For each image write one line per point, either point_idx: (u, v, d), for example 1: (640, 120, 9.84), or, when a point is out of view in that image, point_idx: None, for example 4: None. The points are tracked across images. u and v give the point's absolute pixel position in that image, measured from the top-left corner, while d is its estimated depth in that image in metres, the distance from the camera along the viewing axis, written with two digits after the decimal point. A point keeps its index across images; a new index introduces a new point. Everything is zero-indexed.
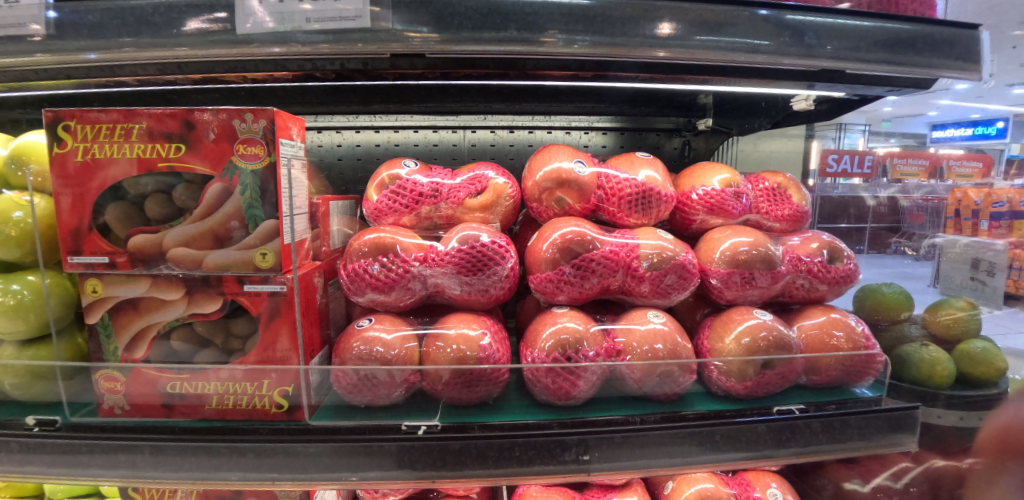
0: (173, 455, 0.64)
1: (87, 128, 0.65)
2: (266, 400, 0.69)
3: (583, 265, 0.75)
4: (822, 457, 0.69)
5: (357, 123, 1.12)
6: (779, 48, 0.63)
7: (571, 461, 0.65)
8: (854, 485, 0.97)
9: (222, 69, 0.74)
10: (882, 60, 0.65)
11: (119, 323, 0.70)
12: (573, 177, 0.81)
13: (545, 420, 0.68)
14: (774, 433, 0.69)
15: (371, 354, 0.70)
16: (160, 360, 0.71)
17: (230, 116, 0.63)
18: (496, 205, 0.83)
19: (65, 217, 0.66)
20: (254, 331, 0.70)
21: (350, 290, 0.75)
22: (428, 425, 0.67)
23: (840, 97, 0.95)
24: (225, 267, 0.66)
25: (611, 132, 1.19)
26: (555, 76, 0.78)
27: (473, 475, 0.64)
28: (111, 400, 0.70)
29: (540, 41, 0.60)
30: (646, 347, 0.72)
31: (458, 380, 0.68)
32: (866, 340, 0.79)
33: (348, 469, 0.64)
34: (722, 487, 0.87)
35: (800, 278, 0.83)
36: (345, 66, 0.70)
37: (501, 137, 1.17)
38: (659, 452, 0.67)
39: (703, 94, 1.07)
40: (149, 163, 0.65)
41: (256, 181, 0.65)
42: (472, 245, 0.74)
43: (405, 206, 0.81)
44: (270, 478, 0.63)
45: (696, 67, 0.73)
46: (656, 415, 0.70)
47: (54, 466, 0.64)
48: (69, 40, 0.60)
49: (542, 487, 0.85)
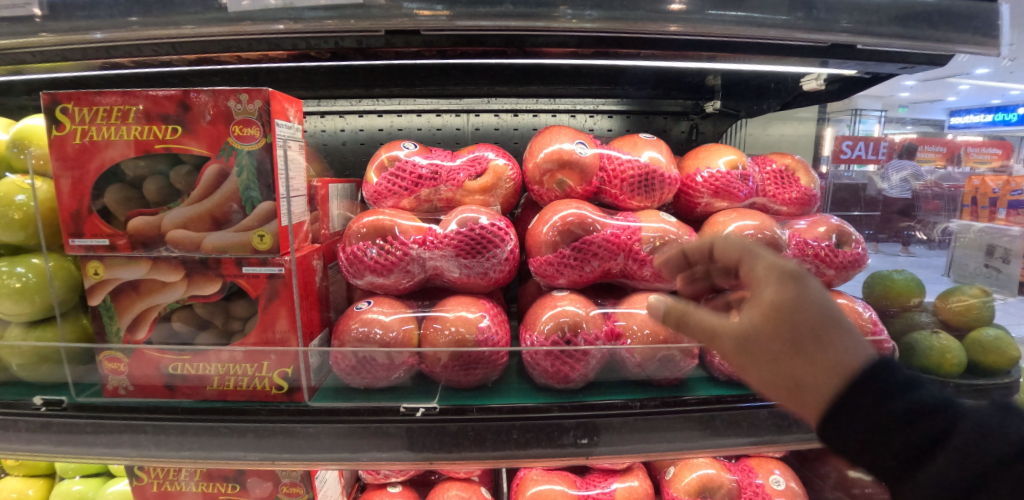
0: (176, 434, 0.65)
1: (85, 110, 0.64)
2: (266, 381, 0.68)
3: (583, 248, 0.74)
4: (826, 444, 0.68)
5: (360, 107, 1.11)
6: (787, 23, 0.62)
7: (569, 444, 0.65)
8: (858, 473, 0.96)
9: (217, 50, 0.73)
10: (897, 35, 0.63)
11: (121, 305, 0.70)
12: (575, 159, 0.80)
13: (545, 403, 0.68)
14: (774, 419, 0.68)
15: (369, 336, 0.70)
16: (162, 341, 0.71)
17: (225, 96, 0.62)
18: (496, 187, 0.82)
19: (66, 200, 0.66)
20: (252, 313, 0.70)
21: (349, 273, 0.75)
22: (427, 407, 0.67)
23: (853, 77, 0.93)
24: (223, 249, 0.66)
25: (618, 115, 1.17)
26: (557, 55, 0.76)
27: (471, 456, 0.64)
28: (114, 380, 0.70)
29: (540, 16, 0.60)
30: (646, 331, 0.71)
31: (457, 362, 0.68)
32: (874, 326, 0.77)
33: (348, 449, 0.64)
34: (724, 472, 0.86)
35: (807, 262, 0.81)
36: (340, 45, 0.70)
37: (504, 120, 1.15)
38: (660, 436, 0.66)
39: (711, 74, 1.04)
40: (145, 145, 0.65)
41: (252, 161, 0.64)
42: (472, 228, 0.73)
43: (404, 189, 0.80)
44: (270, 457, 0.63)
45: (701, 45, 0.72)
46: (656, 400, 0.69)
47: (61, 444, 0.65)
48: (62, 20, 0.59)
49: (543, 470, 0.87)
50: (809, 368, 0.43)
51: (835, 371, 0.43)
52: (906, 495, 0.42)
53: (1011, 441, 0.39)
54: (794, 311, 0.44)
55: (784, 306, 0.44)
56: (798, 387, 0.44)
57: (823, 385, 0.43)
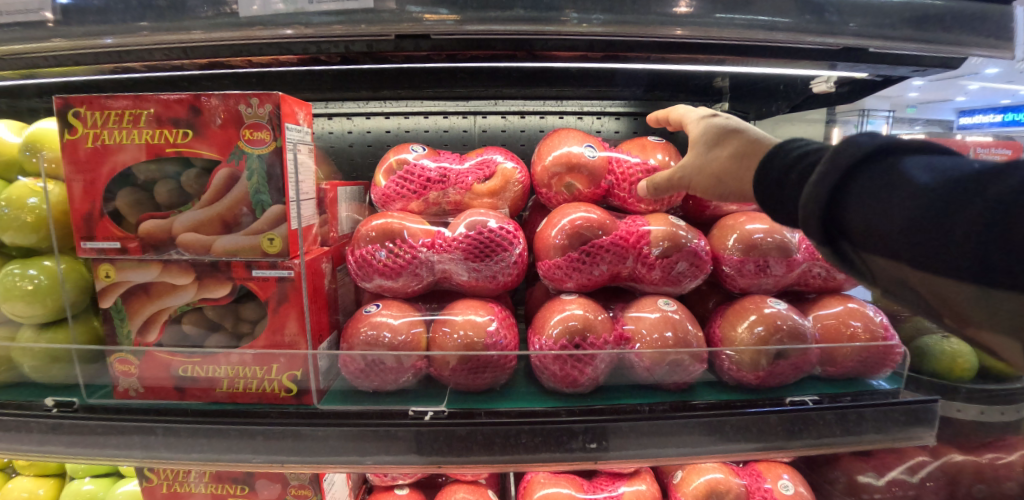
0: (186, 436, 0.65)
1: (97, 114, 0.65)
2: (275, 383, 0.69)
3: (592, 252, 0.74)
4: (835, 449, 0.67)
5: (367, 109, 1.11)
6: (798, 25, 0.61)
7: (578, 448, 0.64)
8: (868, 478, 0.96)
9: (227, 54, 0.73)
10: (909, 38, 0.62)
11: (133, 307, 0.71)
12: (583, 162, 0.80)
13: (553, 408, 0.68)
14: (786, 424, 0.67)
15: (379, 340, 0.70)
16: (172, 344, 0.72)
17: (236, 100, 0.63)
18: (504, 190, 0.82)
19: (78, 203, 0.67)
20: (262, 315, 0.70)
21: (358, 276, 0.75)
22: (435, 411, 0.67)
23: (863, 79, 0.92)
24: (233, 252, 0.66)
25: (625, 117, 1.16)
26: (565, 58, 0.76)
27: (479, 460, 0.64)
28: (125, 382, 0.70)
29: (549, 19, 0.60)
30: (655, 335, 0.71)
31: (465, 366, 0.68)
32: (886, 331, 0.76)
33: (356, 452, 0.64)
34: (732, 477, 0.86)
35: (816, 266, 0.81)
36: (349, 49, 0.71)
37: (511, 122, 1.15)
38: (669, 441, 0.65)
39: (719, 76, 1.03)
40: (156, 149, 0.65)
41: (263, 165, 0.64)
42: (480, 231, 0.73)
43: (413, 192, 0.80)
44: (279, 459, 0.64)
45: (710, 48, 0.72)
46: (665, 404, 0.69)
47: (72, 446, 0.66)
48: (75, 26, 0.59)
49: (550, 473, 0.87)
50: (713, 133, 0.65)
51: (742, 142, 0.62)
52: (883, 262, 0.45)
53: (908, 180, 0.44)
54: (713, 138, 0.65)
55: (707, 136, 0.66)
56: (717, 137, 0.65)
57: (745, 173, 0.60)
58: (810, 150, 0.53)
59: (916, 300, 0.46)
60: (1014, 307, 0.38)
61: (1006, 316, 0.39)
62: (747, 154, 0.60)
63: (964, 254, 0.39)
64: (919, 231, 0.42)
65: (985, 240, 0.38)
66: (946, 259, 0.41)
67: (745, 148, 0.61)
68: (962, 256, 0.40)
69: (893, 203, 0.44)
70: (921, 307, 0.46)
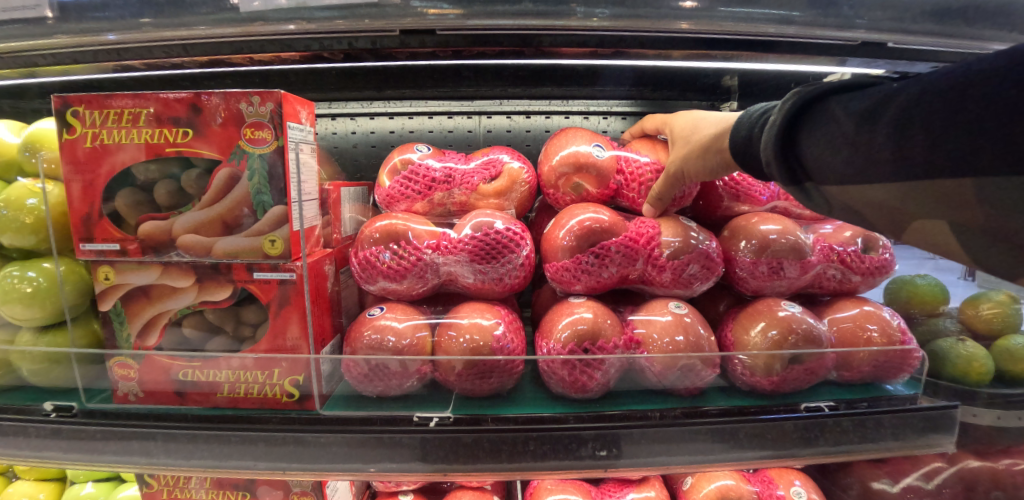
0: (185, 442, 0.63)
1: (96, 113, 0.64)
2: (276, 388, 0.67)
3: (601, 253, 0.72)
4: (853, 457, 0.65)
5: (371, 109, 1.08)
6: (813, 20, 0.60)
7: (587, 456, 0.63)
8: (881, 484, 0.94)
9: (229, 52, 0.72)
10: (928, 32, 0.61)
11: (133, 310, 0.69)
12: (592, 162, 0.78)
13: (561, 414, 0.66)
14: (801, 431, 0.65)
15: (382, 344, 0.68)
16: (172, 348, 0.70)
17: (237, 98, 0.61)
18: (510, 191, 0.80)
19: (77, 204, 0.66)
20: (264, 319, 0.69)
21: (362, 278, 0.73)
22: (440, 417, 0.66)
23: None
24: (234, 254, 0.65)
25: (633, 117, 1.12)
26: (573, 55, 0.75)
27: (486, 468, 0.62)
28: (125, 386, 0.69)
29: (558, 13, 0.58)
30: (666, 339, 0.69)
31: (472, 371, 0.66)
32: (902, 336, 0.74)
33: (360, 459, 0.62)
34: (743, 484, 0.84)
35: (831, 268, 0.79)
36: (353, 45, 0.70)
37: (517, 122, 1.11)
38: (680, 449, 0.64)
39: (728, 75, 1.01)
40: (156, 148, 0.64)
41: (264, 165, 0.63)
42: (486, 232, 0.71)
43: (417, 193, 0.79)
44: (280, 467, 0.62)
45: (722, 43, 0.70)
46: (677, 410, 0.67)
47: (69, 451, 0.64)
48: (73, 22, 0.58)
49: (558, 479, 0.85)
50: (686, 127, 0.74)
51: (710, 126, 0.69)
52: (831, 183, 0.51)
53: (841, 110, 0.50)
54: (687, 130, 0.73)
55: (682, 129, 0.74)
56: (691, 128, 0.73)
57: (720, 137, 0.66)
58: (763, 107, 0.60)
59: (855, 216, 0.52)
60: (932, 193, 0.44)
61: (930, 202, 0.45)
62: (718, 132, 0.66)
63: (885, 161, 0.46)
64: (851, 149, 0.49)
65: (898, 140, 0.45)
66: (871, 166, 0.47)
67: (717, 127, 0.67)
68: (883, 164, 0.46)
69: (830, 126, 0.51)
70: (863, 221, 0.52)
